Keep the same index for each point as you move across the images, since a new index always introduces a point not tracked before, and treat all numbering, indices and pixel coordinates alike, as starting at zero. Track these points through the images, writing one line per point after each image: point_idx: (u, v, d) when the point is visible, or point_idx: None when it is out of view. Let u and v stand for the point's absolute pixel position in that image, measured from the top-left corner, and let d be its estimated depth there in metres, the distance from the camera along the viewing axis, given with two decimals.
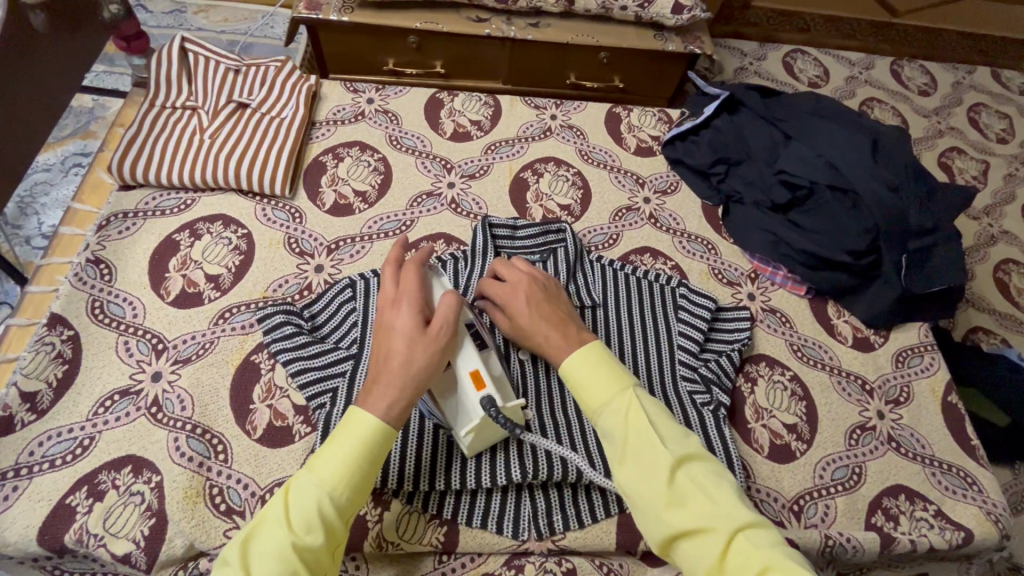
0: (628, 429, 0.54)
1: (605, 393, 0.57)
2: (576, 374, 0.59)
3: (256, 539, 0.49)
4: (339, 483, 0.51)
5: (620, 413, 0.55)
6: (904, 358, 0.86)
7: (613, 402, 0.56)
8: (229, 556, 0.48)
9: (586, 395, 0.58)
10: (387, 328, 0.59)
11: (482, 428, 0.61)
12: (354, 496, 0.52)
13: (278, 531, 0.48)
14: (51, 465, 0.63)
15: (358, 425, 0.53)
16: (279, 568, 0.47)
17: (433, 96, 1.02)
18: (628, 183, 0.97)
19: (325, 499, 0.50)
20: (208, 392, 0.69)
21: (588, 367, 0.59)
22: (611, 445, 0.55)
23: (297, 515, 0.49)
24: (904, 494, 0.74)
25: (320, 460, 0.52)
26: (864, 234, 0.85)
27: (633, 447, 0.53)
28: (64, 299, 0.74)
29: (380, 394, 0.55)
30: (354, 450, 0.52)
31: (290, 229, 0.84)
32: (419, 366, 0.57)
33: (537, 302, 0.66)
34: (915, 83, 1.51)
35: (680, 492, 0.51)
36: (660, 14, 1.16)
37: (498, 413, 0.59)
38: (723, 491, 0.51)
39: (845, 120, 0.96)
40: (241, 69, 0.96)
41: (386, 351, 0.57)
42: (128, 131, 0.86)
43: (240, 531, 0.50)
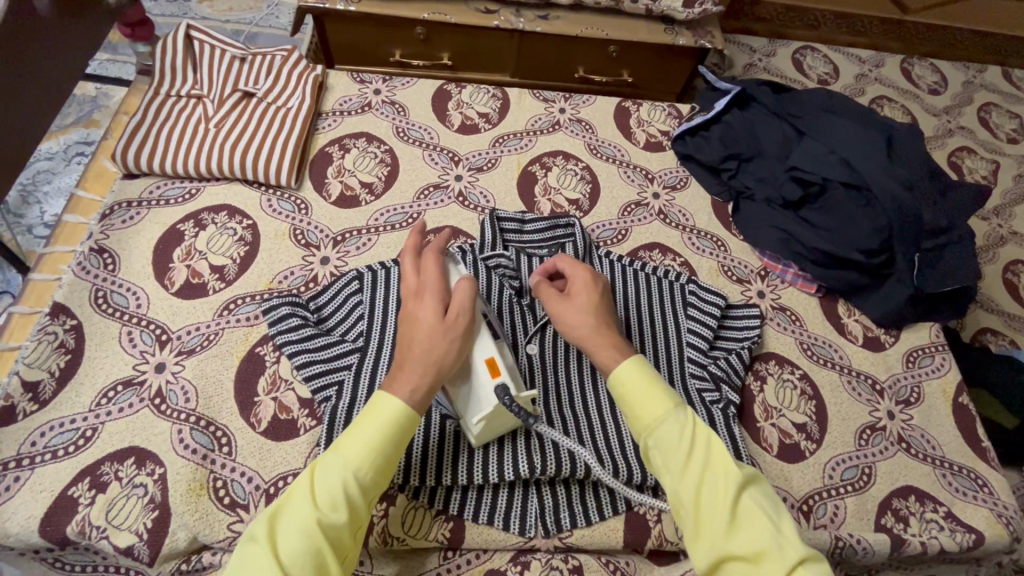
0: (691, 445, 0.54)
1: (662, 407, 0.56)
2: (629, 388, 0.58)
3: (282, 515, 0.49)
4: (364, 463, 0.51)
5: (681, 428, 0.55)
6: (915, 358, 0.85)
7: (671, 416, 0.56)
8: (258, 531, 0.48)
9: (639, 408, 0.57)
10: (409, 317, 0.59)
11: (492, 417, 0.60)
12: (378, 477, 0.52)
13: (305, 508, 0.49)
14: (53, 455, 0.62)
15: (381, 409, 0.53)
16: (307, 545, 0.47)
17: (441, 88, 1.01)
18: (637, 178, 0.96)
19: (350, 479, 0.50)
20: (212, 384, 0.68)
21: (643, 378, 0.58)
22: (668, 459, 0.54)
23: (323, 494, 0.50)
24: (915, 495, 0.73)
25: (346, 441, 0.52)
26: (876, 233, 0.84)
27: (696, 463, 0.53)
28: (67, 288, 0.73)
29: (402, 383, 0.55)
30: (380, 431, 0.52)
31: (295, 220, 0.83)
32: (439, 354, 0.56)
33: (588, 307, 0.64)
34: (926, 82, 1.49)
35: (741, 513, 0.51)
36: (671, 7, 1.15)
37: (511, 402, 0.58)
38: (781, 516, 0.51)
39: (858, 116, 0.95)
40: (247, 57, 0.94)
41: (409, 339, 0.58)
42: (133, 119, 0.85)
43: (267, 507, 0.50)
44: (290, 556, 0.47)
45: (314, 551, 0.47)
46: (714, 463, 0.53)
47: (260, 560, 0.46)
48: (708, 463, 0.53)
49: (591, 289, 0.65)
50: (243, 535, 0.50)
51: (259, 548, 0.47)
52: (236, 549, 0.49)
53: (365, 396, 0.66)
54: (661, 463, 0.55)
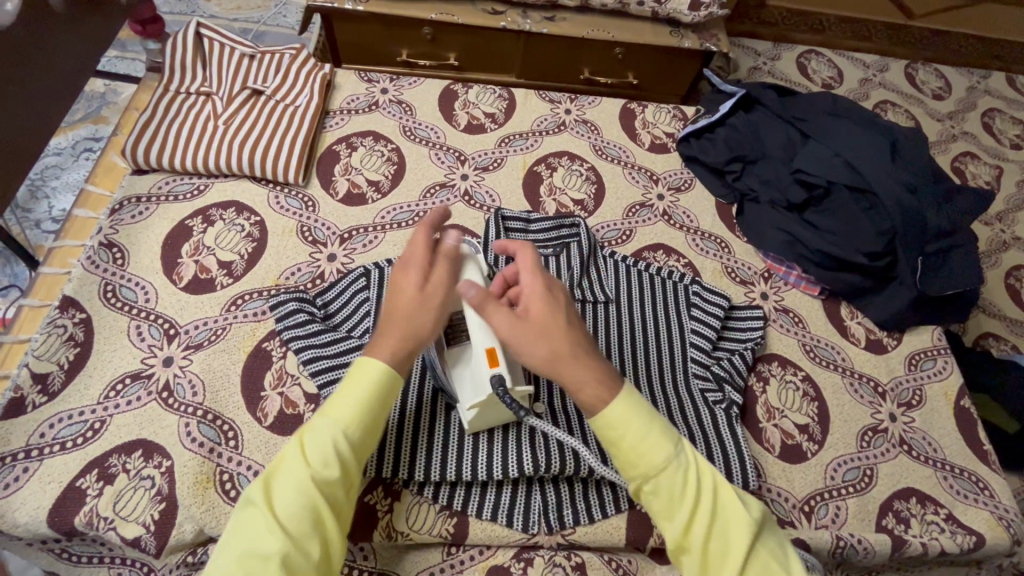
0: (695, 494, 0.53)
1: (662, 454, 0.54)
2: (622, 435, 0.55)
3: (277, 477, 0.52)
4: (353, 421, 0.54)
5: (683, 477, 0.54)
6: (917, 361, 0.86)
7: (672, 464, 0.54)
8: (254, 495, 0.51)
9: (637, 456, 0.54)
10: (395, 277, 0.60)
11: (487, 405, 0.61)
12: (367, 434, 0.55)
13: (298, 467, 0.51)
14: (62, 447, 0.63)
15: (365, 371, 0.55)
16: (303, 501, 0.50)
17: (447, 87, 1.02)
18: (642, 179, 0.96)
19: (340, 437, 0.53)
20: (219, 378, 0.69)
21: (637, 421, 0.55)
22: (671, 509, 0.54)
23: (314, 454, 0.52)
24: (916, 497, 0.74)
25: (333, 403, 0.55)
26: (879, 236, 0.84)
27: (703, 513, 0.53)
28: (76, 282, 0.74)
29: (384, 346, 0.57)
30: (366, 391, 0.55)
31: (303, 218, 0.83)
32: (420, 322, 0.58)
33: (551, 332, 0.56)
34: (930, 87, 1.50)
35: (750, 563, 0.51)
36: (677, 10, 1.15)
37: (505, 393, 0.58)
38: (788, 557, 0.53)
39: (862, 120, 0.95)
40: (256, 56, 0.95)
41: (393, 303, 0.58)
42: (142, 115, 0.86)
43: (261, 473, 0.53)
44: (289, 513, 0.50)
45: (310, 505, 0.50)
46: (721, 511, 0.53)
47: (259, 518, 0.49)
48: (715, 512, 0.53)
49: (553, 309, 0.57)
50: (240, 501, 0.52)
51: (257, 508, 0.50)
52: (235, 513, 0.51)
53: None
54: (664, 512, 0.54)
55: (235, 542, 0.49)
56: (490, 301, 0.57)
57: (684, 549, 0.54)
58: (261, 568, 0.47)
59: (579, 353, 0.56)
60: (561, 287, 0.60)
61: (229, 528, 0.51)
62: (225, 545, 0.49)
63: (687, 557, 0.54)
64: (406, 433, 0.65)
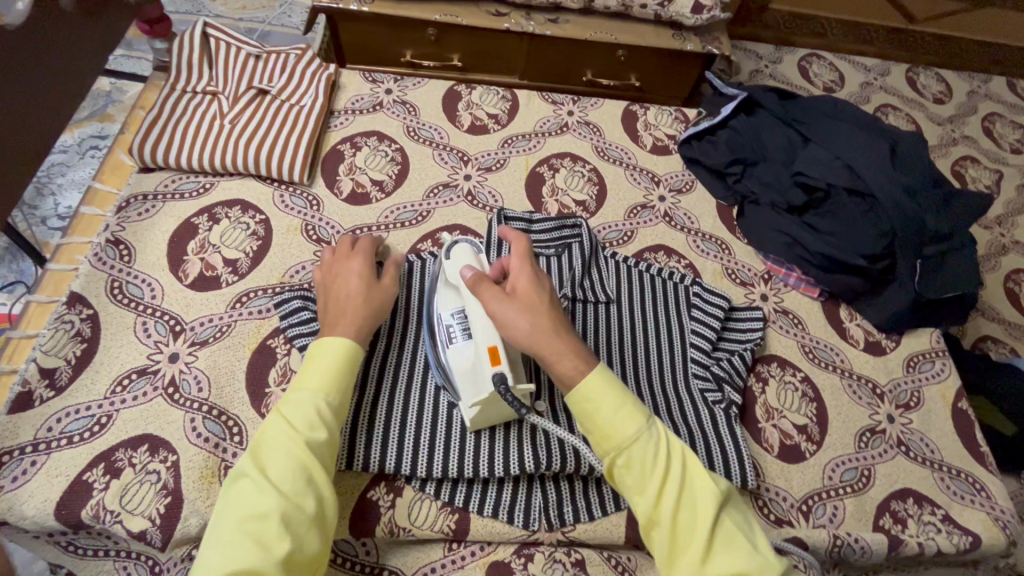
0: (665, 466, 0.54)
1: (634, 427, 0.55)
2: (595, 407, 0.56)
3: (264, 447, 0.55)
4: (330, 389, 0.59)
5: (654, 449, 0.54)
6: (915, 363, 0.86)
7: (643, 437, 0.55)
8: (245, 467, 0.54)
9: (609, 427, 0.55)
10: (338, 276, 0.69)
11: (489, 403, 0.62)
12: (344, 401, 0.60)
13: (285, 433, 0.55)
14: (69, 441, 0.63)
15: (331, 345, 0.61)
16: (294, 463, 0.54)
17: (451, 88, 1.02)
18: (643, 181, 0.97)
19: (321, 404, 0.58)
20: (224, 374, 0.70)
21: (610, 395, 0.56)
22: (642, 482, 0.54)
23: (299, 421, 0.56)
24: (912, 498, 0.75)
25: (309, 377, 0.60)
26: (879, 238, 0.85)
27: (672, 486, 0.53)
28: (83, 278, 0.74)
29: (343, 327, 0.64)
30: (339, 362, 0.61)
31: (307, 216, 0.84)
32: (375, 304, 0.67)
33: (532, 310, 0.60)
34: (930, 91, 1.51)
35: (717, 536, 0.52)
36: (679, 13, 1.16)
37: (507, 391, 0.59)
38: (755, 534, 0.53)
39: (863, 123, 0.96)
40: (262, 56, 0.96)
41: (343, 294, 0.67)
42: (149, 114, 0.86)
43: (247, 448, 0.56)
44: (282, 474, 0.53)
45: (302, 466, 0.54)
46: (690, 484, 0.54)
47: (252, 483, 0.52)
48: (684, 485, 0.54)
49: (536, 291, 0.61)
50: (228, 478, 0.55)
51: (250, 475, 0.53)
52: (224, 490, 0.54)
53: (374, 391, 0.68)
54: (635, 486, 0.54)
55: (231, 511, 0.52)
56: (484, 279, 0.62)
57: (654, 524, 0.53)
58: (261, 525, 0.50)
59: (557, 330, 0.59)
60: (547, 275, 0.64)
61: (221, 502, 0.53)
62: (221, 515, 0.52)
63: (657, 533, 0.53)
64: (409, 430, 0.66)
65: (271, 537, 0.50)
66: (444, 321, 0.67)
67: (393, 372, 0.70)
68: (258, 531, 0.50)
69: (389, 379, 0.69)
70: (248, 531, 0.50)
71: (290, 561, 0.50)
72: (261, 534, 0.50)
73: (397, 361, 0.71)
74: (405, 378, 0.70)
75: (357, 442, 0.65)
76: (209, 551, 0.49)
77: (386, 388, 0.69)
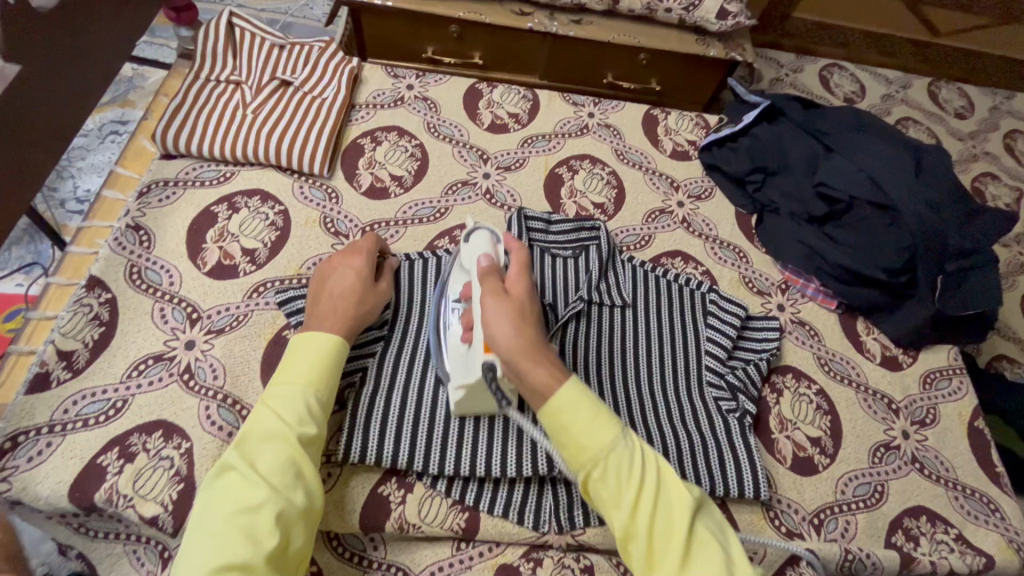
0: (640, 476, 0.53)
1: (608, 436, 0.54)
2: (569, 418, 0.55)
3: (252, 443, 0.55)
4: (317, 386, 0.60)
5: (629, 459, 0.53)
6: (932, 379, 0.85)
7: (618, 447, 0.54)
8: (232, 461, 0.54)
9: (583, 439, 0.54)
10: (334, 274, 0.69)
11: (475, 390, 0.61)
12: (330, 396, 0.61)
13: (273, 426, 0.56)
14: (84, 423, 0.64)
15: (318, 340, 0.62)
16: (284, 456, 0.55)
17: (472, 86, 1.02)
18: (662, 185, 0.97)
19: (308, 400, 0.59)
20: (240, 363, 0.70)
21: (585, 405, 0.55)
22: (618, 494, 0.52)
23: (288, 416, 0.57)
24: (926, 515, 0.74)
25: (292, 372, 0.60)
26: (900, 252, 0.84)
27: (647, 497, 0.52)
28: (102, 262, 0.75)
29: (330, 324, 0.64)
30: (326, 360, 0.62)
31: (326, 209, 0.84)
32: (366, 307, 0.68)
33: (519, 315, 0.59)
34: (952, 106, 1.49)
35: (693, 545, 0.50)
36: (704, 18, 1.15)
37: (493, 378, 0.59)
38: (727, 537, 0.53)
39: (888, 135, 0.95)
40: (285, 47, 0.96)
41: (333, 292, 0.67)
42: (173, 101, 0.87)
43: (234, 442, 0.56)
44: (271, 468, 0.54)
45: (291, 461, 0.55)
46: (665, 493, 0.53)
47: (240, 476, 0.53)
48: (659, 493, 0.52)
49: (529, 300, 0.61)
50: (212, 471, 0.55)
51: (240, 470, 0.53)
52: (207, 483, 0.54)
53: (387, 386, 0.68)
54: (612, 499, 0.53)
55: (220, 504, 0.51)
56: (490, 275, 0.63)
57: (631, 537, 0.52)
58: (252, 519, 0.50)
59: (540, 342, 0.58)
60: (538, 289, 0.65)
61: (204, 495, 0.53)
62: (207, 509, 0.52)
63: (634, 546, 0.52)
64: (422, 426, 0.66)
65: (262, 530, 0.50)
66: (449, 304, 0.69)
67: (407, 368, 0.70)
68: (247, 525, 0.50)
69: (403, 373, 0.69)
70: (235, 524, 0.50)
71: (280, 552, 0.51)
72: (250, 527, 0.50)
73: (411, 357, 0.71)
74: (419, 374, 0.69)
75: (369, 436, 0.64)
76: (200, 545, 0.49)
77: (400, 383, 0.68)
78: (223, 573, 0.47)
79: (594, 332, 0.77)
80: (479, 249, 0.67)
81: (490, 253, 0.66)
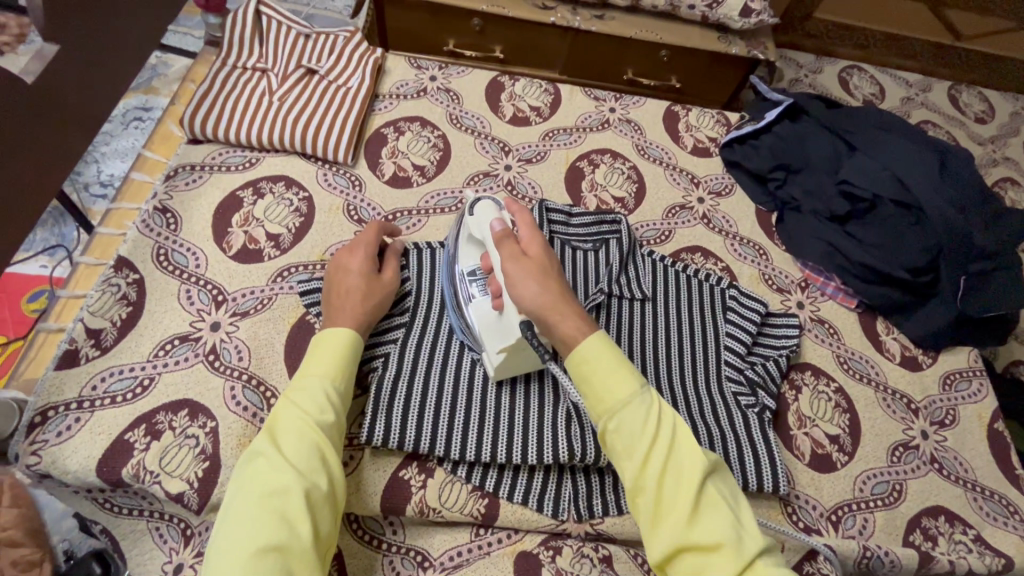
0: (655, 430, 0.52)
1: (628, 388, 0.54)
2: (590, 368, 0.55)
3: (279, 430, 0.56)
4: (338, 375, 0.61)
5: (647, 413, 0.53)
6: (951, 381, 0.85)
7: (636, 400, 0.54)
8: (261, 447, 0.55)
9: (604, 389, 0.54)
10: (341, 271, 0.70)
11: (515, 350, 0.63)
12: (350, 386, 0.62)
13: (296, 413, 0.57)
14: (112, 400, 0.65)
15: (335, 336, 0.63)
16: (308, 442, 0.55)
17: (495, 79, 1.03)
18: (682, 181, 0.97)
19: (329, 389, 0.59)
20: (264, 345, 0.71)
21: (608, 357, 0.56)
22: (632, 446, 0.52)
23: (310, 405, 0.58)
24: (945, 516, 0.74)
25: (316, 363, 0.61)
26: (922, 252, 0.83)
27: (660, 452, 0.51)
28: (131, 243, 0.76)
29: (345, 319, 0.65)
30: (344, 352, 0.62)
31: (349, 196, 0.85)
32: (375, 302, 0.68)
33: (542, 275, 0.60)
34: (972, 109, 1.49)
35: (702, 505, 0.50)
36: (727, 16, 1.15)
37: (532, 334, 0.60)
38: (738, 503, 0.52)
39: (912, 135, 0.94)
40: (311, 36, 0.97)
41: (344, 288, 0.68)
42: (201, 87, 0.88)
43: (261, 430, 0.57)
44: (295, 453, 0.54)
45: (317, 447, 0.55)
46: (680, 450, 0.52)
47: (271, 463, 0.53)
48: (673, 448, 0.52)
49: (545, 256, 0.62)
50: (243, 456, 0.55)
51: (268, 455, 0.54)
52: (239, 468, 0.54)
53: (408, 371, 0.68)
54: (624, 450, 0.53)
55: (248, 488, 0.52)
56: (505, 240, 0.63)
57: (639, 490, 0.52)
58: (284, 501, 0.51)
59: (565, 294, 0.60)
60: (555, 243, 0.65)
61: (236, 482, 0.53)
62: (236, 497, 0.52)
63: (642, 499, 0.51)
64: (443, 411, 0.66)
65: (296, 513, 0.51)
66: (464, 278, 0.70)
67: (428, 357, 0.70)
68: (281, 508, 0.51)
69: (425, 359, 0.70)
70: (268, 508, 0.50)
71: (315, 538, 0.52)
72: (284, 510, 0.51)
73: (432, 344, 0.71)
74: (441, 361, 0.70)
75: (392, 419, 0.65)
76: (230, 528, 0.49)
77: (421, 369, 0.69)
78: (262, 555, 0.48)
79: (614, 324, 0.77)
80: (483, 221, 0.67)
81: (504, 218, 0.66)
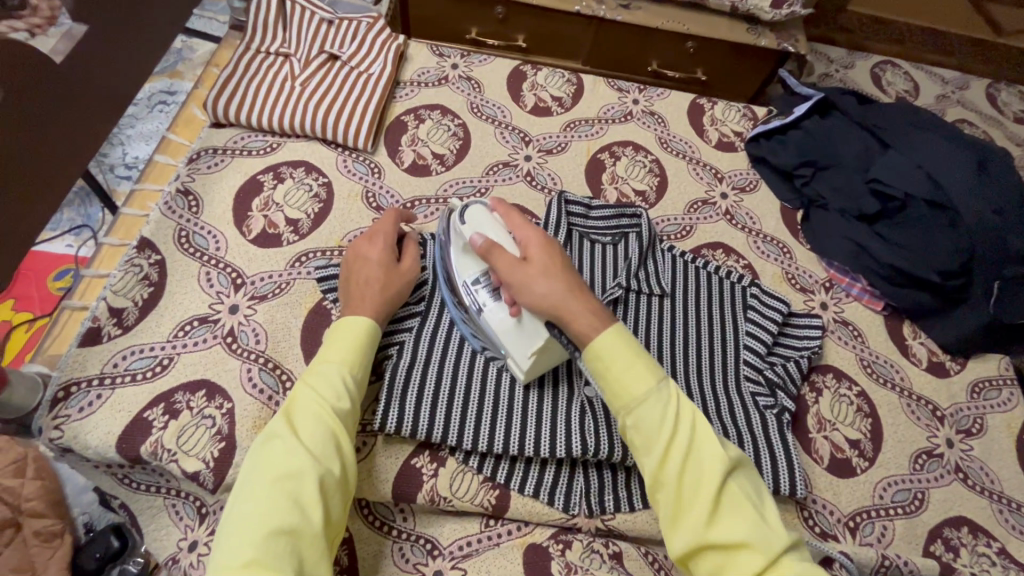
0: (672, 426, 0.51)
1: (644, 383, 0.53)
2: (605, 360, 0.54)
3: (295, 412, 0.56)
4: (354, 364, 0.61)
5: (664, 407, 0.52)
6: (980, 389, 0.82)
7: (653, 395, 0.52)
8: (277, 428, 0.55)
9: (619, 382, 0.53)
10: (359, 258, 0.70)
11: (546, 349, 0.62)
12: (366, 374, 0.62)
13: (312, 397, 0.57)
14: (133, 378, 0.66)
15: (352, 325, 0.63)
16: (322, 428, 0.55)
17: (517, 67, 1.01)
18: (706, 176, 0.95)
19: (345, 375, 0.59)
20: (281, 329, 0.71)
21: (623, 351, 0.54)
22: (650, 440, 0.51)
23: (326, 390, 0.58)
24: (968, 527, 0.71)
25: (333, 352, 0.61)
26: (955, 254, 0.81)
27: (678, 448, 0.50)
28: (154, 225, 0.77)
29: (365, 307, 0.65)
30: (361, 340, 0.62)
31: (368, 182, 0.85)
32: (394, 291, 0.68)
33: (545, 275, 0.59)
34: (1011, 109, 1.43)
35: (722, 503, 0.49)
36: (757, 6, 1.12)
37: (560, 334, 0.59)
38: (762, 502, 0.51)
39: (949, 133, 0.91)
40: (335, 22, 0.96)
41: (364, 276, 0.68)
42: (224, 71, 0.88)
43: (278, 411, 0.57)
44: (310, 438, 0.54)
45: (331, 433, 0.56)
46: (700, 445, 0.51)
47: (285, 445, 0.53)
48: (692, 445, 0.51)
49: (550, 255, 0.60)
50: (259, 435, 0.56)
51: (283, 437, 0.54)
52: (254, 446, 0.55)
53: (422, 360, 0.68)
54: (642, 444, 0.52)
55: (261, 470, 0.52)
56: (494, 250, 0.61)
57: (658, 484, 0.51)
58: (296, 484, 0.51)
59: (577, 291, 0.58)
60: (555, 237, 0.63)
61: (251, 460, 0.54)
62: (250, 476, 0.52)
63: (660, 493, 0.51)
64: (456, 401, 0.66)
65: (306, 497, 0.51)
66: (468, 287, 0.67)
67: (442, 346, 0.70)
68: (293, 490, 0.51)
69: (438, 349, 0.70)
70: (281, 489, 0.51)
71: (325, 523, 0.52)
72: (296, 492, 0.51)
73: (445, 335, 0.71)
74: (454, 352, 0.70)
75: (405, 408, 0.64)
76: (242, 508, 0.50)
77: (434, 358, 0.69)
78: (273, 538, 0.48)
79: (631, 319, 0.76)
80: (479, 226, 0.65)
81: (491, 228, 0.64)
